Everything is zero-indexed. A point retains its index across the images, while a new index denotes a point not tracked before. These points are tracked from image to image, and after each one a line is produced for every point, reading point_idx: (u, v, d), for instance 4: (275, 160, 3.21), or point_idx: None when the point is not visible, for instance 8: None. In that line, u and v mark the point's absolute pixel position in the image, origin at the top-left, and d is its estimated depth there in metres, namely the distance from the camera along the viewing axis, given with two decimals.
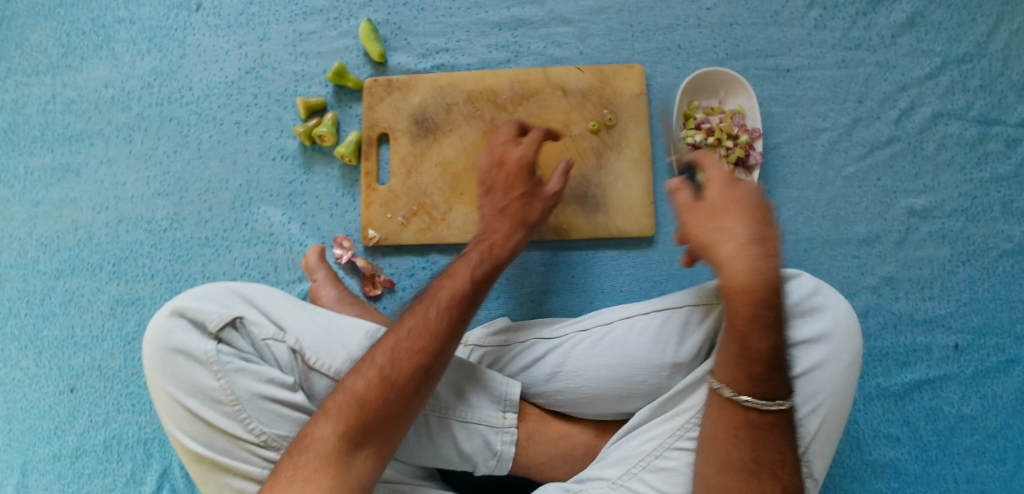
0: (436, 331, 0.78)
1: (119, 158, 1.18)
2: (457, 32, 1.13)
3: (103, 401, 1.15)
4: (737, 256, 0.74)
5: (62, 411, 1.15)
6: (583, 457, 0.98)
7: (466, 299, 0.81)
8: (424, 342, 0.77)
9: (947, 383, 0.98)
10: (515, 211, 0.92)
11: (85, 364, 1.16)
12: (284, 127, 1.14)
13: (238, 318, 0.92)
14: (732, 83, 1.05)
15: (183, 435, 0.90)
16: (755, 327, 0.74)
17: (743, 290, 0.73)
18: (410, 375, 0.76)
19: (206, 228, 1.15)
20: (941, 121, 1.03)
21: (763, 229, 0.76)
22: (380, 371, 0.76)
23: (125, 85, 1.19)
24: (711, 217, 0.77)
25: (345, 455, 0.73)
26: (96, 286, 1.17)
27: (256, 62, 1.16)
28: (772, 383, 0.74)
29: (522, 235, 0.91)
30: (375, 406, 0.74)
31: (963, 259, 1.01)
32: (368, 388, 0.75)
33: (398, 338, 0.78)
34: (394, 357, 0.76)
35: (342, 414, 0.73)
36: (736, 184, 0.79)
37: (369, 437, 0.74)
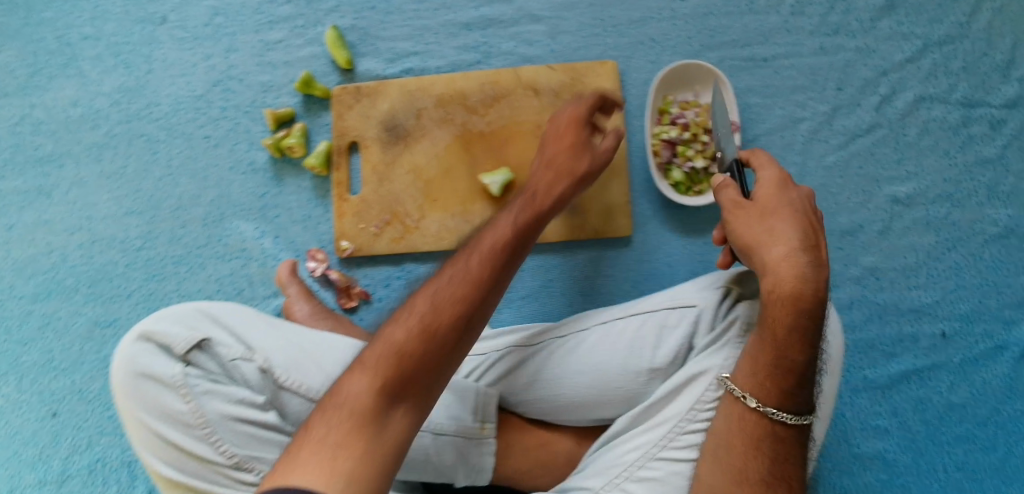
0: (482, 278, 0.71)
1: (90, 177, 1.16)
2: (426, 35, 1.10)
3: (86, 424, 1.14)
4: (785, 263, 0.78)
5: (45, 436, 1.14)
6: (565, 465, 0.97)
7: (511, 247, 0.74)
8: (470, 288, 0.70)
9: (936, 372, 0.95)
10: (565, 157, 0.85)
11: (66, 387, 1.15)
12: (253, 140, 1.12)
13: (204, 340, 0.92)
14: (707, 75, 1.02)
15: (155, 460, 0.89)
16: (792, 335, 0.77)
17: (789, 295, 0.77)
18: (453, 325, 0.68)
19: (179, 245, 1.13)
20: (924, 105, 0.99)
21: (812, 236, 0.80)
22: (423, 321, 0.68)
23: (93, 103, 1.17)
24: (763, 220, 0.81)
25: (382, 412, 0.64)
26: (74, 309, 1.16)
27: (223, 74, 1.13)
28: (800, 393, 0.78)
29: (570, 185, 0.83)
30: (416, 356, 0.66)
31: (948, 245, 0.97)
32: (411, 337, 0.67)
33: (439, 286, 0.70)
34: (436, 303, 0.69)
35: (379, 365, 0.66)
36: (788, 191, 0.82)
37: (407, 394, 0.66)
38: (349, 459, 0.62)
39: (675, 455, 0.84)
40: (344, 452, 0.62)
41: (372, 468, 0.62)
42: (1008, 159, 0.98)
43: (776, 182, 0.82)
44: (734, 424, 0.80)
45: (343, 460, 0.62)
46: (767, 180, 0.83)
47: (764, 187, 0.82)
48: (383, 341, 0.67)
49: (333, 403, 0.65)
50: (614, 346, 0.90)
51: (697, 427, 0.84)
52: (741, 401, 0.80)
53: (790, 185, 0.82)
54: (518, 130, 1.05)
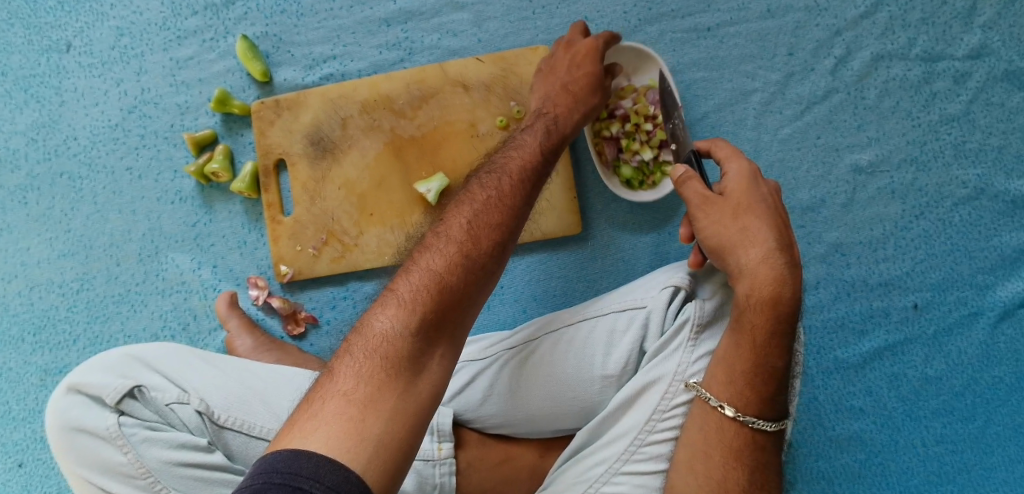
0: (510, 207, 0.70)
1: (17, 222, 1.11)
2: (343, 36, 1.02)
3: (54, 471, 1.12)
4: (765, 262, 0.73)
5: (14, 487, 1.12)
6: (529, 478, 0.91)
7: (536, 176, 0.74)
8: (504, 217, 0.68)
9: (909, 346, 0.90)
10: (582, 86, 0.85)
11: (28, 437, 1.12)
12: (177, 167, 1.06)
13: (137, 387, 0.85)
14: (637, 57, 0.93)
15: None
16: (771, 342, 0.73)
17: (770, 301, 0.72)
18: (489, 256, 0.66)
19: (118, 283, 1.09)
20: (882, 64, 0.91)
21: (785, 232, 0.75)
22: (461, 250, 0.65)
23: (9, 143, 1.11)
24: (737, 218, 0.74)
25: (423, 350, 0.60)
26: (22, 359, 1.12)
27: (137, 99, 1.07)
28: (778, 401, 0.74)
29: (584, 116, 0.84)
30: (456, 286, 0.63)
31: (916, 212, 0.90)
32: (451, 266, 0.63)
33: (474, 214, 0.68)
34: (473, 232, 0.66)
35: (420, 298, 0.61)
36: (761, 182, 0.76)
37: (442, 333, 0.62)
38: (382, 411, 0.57)
39: (639, 468, 0.79)
40: (376, 404, 0.57)
41: (406, 420, 0.58)
42: (974, 115, 0.91)
43: (748, 174, 0.75)
44: (708, 434, 0.75)
45: (373, 418, 0.57)
46: (738, 172, 0.76)
47: (735, 180, 0.75)
48: (419, 271, 0.63)
49: (366, 342, 0.60)
50: (565, 355, 0.85)
51: (658, 438, 0.79)
52: (719, 411, 0.74)
53: (762, 177, 0.76)
54: (451, 131, 0.98)
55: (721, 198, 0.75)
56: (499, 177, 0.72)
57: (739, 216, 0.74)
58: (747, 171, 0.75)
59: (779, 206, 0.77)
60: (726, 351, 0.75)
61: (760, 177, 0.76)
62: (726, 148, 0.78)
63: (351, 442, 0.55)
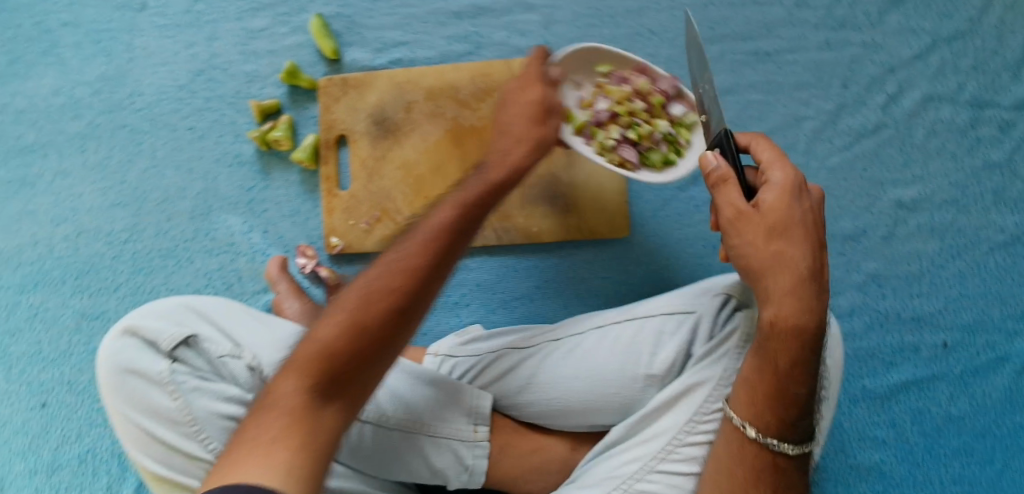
0: (425, 261, 0.68)
1: (73, 168, 1.14)
2: (414, 24, 1.06)
3: (75, 415, 1.14)
4: (792, 290, 0.70)
5: (35, 426, 1.14)
6: (560, 471, 0.95)
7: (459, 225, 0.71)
8: (408, 274, 0.66)
9: (935, 382, 0.94)
10: (527, 124, 0.82)
11: (56, 378, 1.15)
12: (239, 132, 1.09)
13: (192, 336, 0.88)
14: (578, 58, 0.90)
15: (140, 456, 0.86)
16: (799, 370, 0.71)
17: (797, 329, 0.70)
18: (388, 315, 0.64)
19: (166, 238, 1.11)
20: (931, 105, 0.96)
21: (818, 253, 0.72)
22: (350, 318, 0.64)
23: (74, 92, 1.13)
24: (772, 240, 0.71)
25: (318, 404, 0.61)
26: (61, 300, 1.14)
27: (206, 63, 1.10)
28: (799, 426, 0.73)
29: (526, 154, 0.80)
30: (344, 354, 0.62)
31: (953, 253, 0.95)
32: (341, 334, 0.63)
33: (379, 273, 0.67)
34: (373, 290, 0.65)
35: (309, 359, 0.62)
36: (799, 199, 0.72)
37: (340, 388, 0.62)
38: (287, 446, 0.57)
39: (674, 468, 0.82)
40: (277, 448, 0.57)
41: (309, 461, 0.58)
42: (1017, 164, 0.95)
43: (787, 189, 0.71)
44: (730, 444, 0.75)
45: (280, 454, 0.57)
46: (778, 187, 0.72)
47: (772, 196, 0.71)
48: (310, 339, 0.63)
49: (267, 401, 0.61)
50: (611, 352, 0.88)
51: (695, 440, 0.82)
52: (742, 430, 0.74)
53: (804, 194, 0.72)
54: None
55: (757, 214, 0.71)
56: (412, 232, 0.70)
57: (773, 237, 0.71)
58: (786, 186, 0.72)
59: (816, 224, 0.73)
60: (752, 370, 0.74)
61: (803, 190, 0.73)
62: (768, 156, 0.74)
63: (254, 481, 0.55)
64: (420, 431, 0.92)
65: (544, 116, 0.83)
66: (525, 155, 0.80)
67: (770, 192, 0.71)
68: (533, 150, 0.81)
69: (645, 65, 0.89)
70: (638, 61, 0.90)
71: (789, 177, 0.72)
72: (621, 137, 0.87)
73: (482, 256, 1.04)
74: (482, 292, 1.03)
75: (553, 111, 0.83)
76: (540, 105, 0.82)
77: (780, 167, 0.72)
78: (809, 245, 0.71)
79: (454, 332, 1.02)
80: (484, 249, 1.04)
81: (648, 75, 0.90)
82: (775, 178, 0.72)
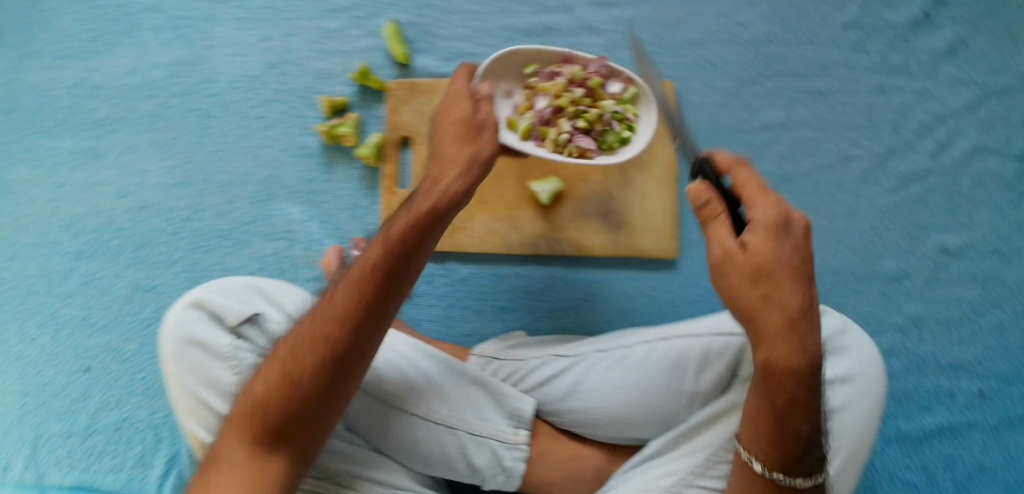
0: (344, 312, 0.72)
1: (142, 145, 1.18)
2: (484, 37, 1.09)
3: (117, 383, 1.17)
4: (784, 332, 0.70)
5: (75, 390, 1.17)
6: (594, 480, 0.98)
7: (381, 271, 0.73)
8: (327, 329, 0.72)
9: (970, 430, 0.97)
10: (453, 159, 0.79)
11: (101, 345, 1.18)
12: (306, 125, 1.13)
13: (257, 315, 0.92)
14: (504, 65, 0.92)
15: (195, 426, 0.89)
16: (799, 407, 0.71)
17: (792, 370, 0.70)
18: (309, 370, 0.71)
19: (225, 220, 1.15)
20: (980, 156, 0.99)
21: (805, 291, 0.71)
22: (284, 371, 0.72)
23: (150, 73, 1.18)
24: (758, 284, 0.70)
25: (258, 453, 0.71)
26: (116, 271, 1.18)
27: (279, 57, 1.15)
28: (807, 457, 0.74)
29: (455, 185, 0.78)
30: (277, 406, 0.71)
31: (994, 302, 0.98)
32: (271, 390, 0.72)
33: (304, 328, 0.73)
34: (297, 347, 0.73)
35: (241, 415, 0.72)
36: (782, 237, 0.71)
37: (279, 438, 0.72)
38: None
39: (709, 484, 0.86)
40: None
41: None
42: None
43: (767, 228, 0.71)
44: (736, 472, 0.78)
45: None
46: (760, 226, 0.71)
47: (758, 238, 0.71)
48: (246, 393, 0.73)
49: (218, 451, 0.73)
50: (657, 367, 0.92)
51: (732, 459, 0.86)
52: (747, 464, 0.76)
53: (787, 232, 0.71)
54: None
55: (744, 256, 0.71)
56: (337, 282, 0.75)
57: (760, 280, 0.70)
58: (769, 225, 0.71)
59: (802, 259, 0.72)
60: (754, 404, 0.74)
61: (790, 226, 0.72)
62: (751, 189, 0.74)
63: None
64: (461, 428, 0.95)
65: (469, 136, 0.81)
66: (461, 183, 0.78)
67: (753, 232, 0.71)
68: (466, 173, 0.78)
69: (570, 54, 0.92)
70: (561, 53, 0.93)
71: (771, 215, 0.71)
72: (571, 129, 0.90)
73: (530, 265, 1.08)
74: (530, 300, 1.08)
75: (482, 128, 0.82)
76: (465, 122, 0.82)
77: (764, 206, 0.71)
78: (797, 284, 0.71)
79: (498, 335, 1.06)
80: (534, 257, 1.08)
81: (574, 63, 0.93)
82: (756, 219, 0.71)
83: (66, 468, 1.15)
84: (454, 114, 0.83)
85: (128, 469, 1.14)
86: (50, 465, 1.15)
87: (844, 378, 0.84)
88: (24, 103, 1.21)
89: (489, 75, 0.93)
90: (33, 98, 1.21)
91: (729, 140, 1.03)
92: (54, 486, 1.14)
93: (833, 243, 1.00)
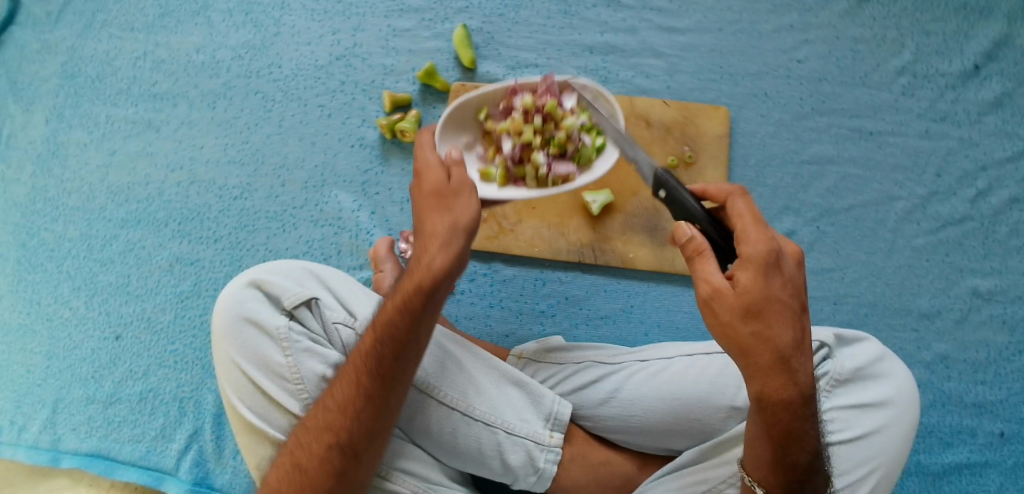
0: (352, 403, 0.74)
1: (199, 121, 1.20)
2: (549, 50, 1.14)
3: (147, 353, 1.13)
4: (776, 368, 0.70)
5: (103, 357, 1.13)
6: (622, 486, 0.99)
7: (379, 359, 0.74)
8: (335, 420, 0.74)
9: (988, 470, 0.98)
10: (431, 227, 0.76)
11: (135, 313, 1.15)
12: (367, 117, 1.17)
13: (313, 299, 0.94)
14: (455, 120, 0.89)
15: (241, 406, 0.90)
16: (798, 437, 0.72)
17: (785, 404, 0.71)
18: (321, 460, 0.73)
19: (275, 202, 1.16)
20: (1016, 206, 1.04)
21: (797, 325, 0.72)
22: (290, 461, 0.74)
23: (216, 53, 1.21)
24: (749, 322, 0.71)
25: None
26: (159, 242, 1.17)
27: (347, 50, 1.19)
28: (811, 484, 0.74)
29: (440, 256, 0.74)
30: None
31: (1020, 348, 1.02)
32: (276, 478, 0.73)
33: (310, 419, 0.75)
34: (306, 439, 0.74)
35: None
36: (772, 274, 0.72)
37: None
38: None
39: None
40: None
41: None
42: None
43: (758, 264, 0.71)
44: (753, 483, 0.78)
45: None
46: (752, 260, 0.72)
47: (746, 275, 0.71)
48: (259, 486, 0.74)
49: None
50: (698, 379, 0.94)
51: None
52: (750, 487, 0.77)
53: (777, 268, 0.71)
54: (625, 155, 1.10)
55: (733, 293, 0.71)
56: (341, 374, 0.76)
57: (751, 318, 0.71)
58: (759, 260, 0.72)
59: (794, 293, 0.73)
60: (754, 433, 0.75)
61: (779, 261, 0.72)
62: (742, 220, 0.74)
63: None
64: (499, 427, 0.94)
65: (443, 203, 0.76)
66: (444, 254, 0.74)
67: (745, 268, 0.71)
68: (448, 244, 0.75)
69: (515, 84, 0.87)
70: (507, 87, 0.87)
71: (763, 249, 0.72)
72: (542, 159, 0.85)
73: (573, 272, 1.11)
74: (570, 306, 1.10)
75: (457, 192, 0.77)
76: (437, 193, 0.77)
77: (755, 241, 0.72)
78: (786, 320, 0.71)
79: (535, 338, 1.07)
80: (579, 265, 1.11)
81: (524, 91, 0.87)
82: (748, 254, 0.72)
83: (84, 435, 1.10)
84: (427, 181, 0.78)
85: (147, 440, 1.09)
86: (66, 431, 1.10)
87: (881, 403, 0.85)
88: (86, 70, 1.23)
89: (446, 135, 0.88)
90: (96, 66, 1.23)
91: (778, 169, 1.08)
92: (68, 453, 1.08)
93: (870, 276, 1.04)
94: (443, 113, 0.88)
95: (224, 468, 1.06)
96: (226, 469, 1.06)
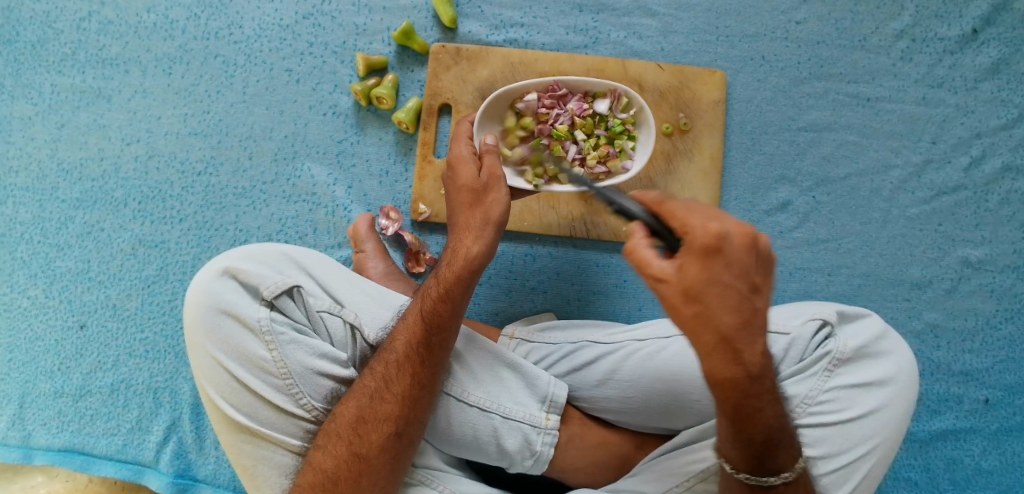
0: (405, 391, 0.79)
1: (154, 89, 1.10)
2: (535, 8, 1.07)
3: (114, 343, 1.06)
4: (713, 349, 0.64)
5: (68, 348, 1.06)
6: (619, 466, 0.93)
7: (426, 346, 0.80)
8: (391, 408, 0.79)
9: (971, 435, 1.01)
10: (473, 222, 0.84)
11: (99, 301, 1.07)
12: (339, 83, 1.08)
13: (295, 287, 0.83)
14: (490, 115, 0.95)
15: (225, 404, 0.80)
16: (749, 415, 0.66)
17: (731, 384, 0.64)
18: (378, 446, 0.78)
19: (244, 177, 1.08)
20: (1009, 174, 1.04)
21: (745, 306, 0.64)
22: (350, 448, 0.78)
23: (169, 13, 1.10)
24: (688, 305, 0.64)
25: None
26: (118, 223, 1.08)
27: (315, 8, 1.09)
28: (773, 459, 0.68)
29: (481, 246, 0.83)
30: (346, 482, 0.77)
31: (1006, 316, 1.03)
32: (339, 465, 0.77)
33: (361, 407, 0.79)
34: (365, 426, 0.79)
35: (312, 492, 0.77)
36: (715, 258, 0.64)
37: None
38: None
39: None
40: None
41: None
42: None
43: (698, 250, 0.64)
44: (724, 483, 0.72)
45: None
46: (691, 246, 0.64)
47: (682, 257, 0.64)
48: (311, 470, 0.78)
49: None
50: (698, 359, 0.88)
51: None
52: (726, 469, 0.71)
53: (720, 251, 0.63)
54: None
55: (672, 277, 0.64)
56: (387, 362, 0.81)
57: (690, 301, 0.64)
58: (700, 245, 0.64)
59: (741, 274, 0.64)
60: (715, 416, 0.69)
61: (725, 244, 0.64)
62: (685, 205, 0.66)
63: None
64: (495, 413, 0.87)
65: (476, 199, 0.85)
66: (479, 243, 0.83)
67: (683, 253, 0.64)
68: (481, 235, 0.83)
69: (554, 85, 0.93)
70: (543, 84, 0.94)
71: (705, 233, 0.63)
72: (605, 110, 0.93)
73: (564, 246, 1.07)
74: (560, 282, 1.07)
75: (488, 187, 0.85)
76: (472, 190, 0.85)
77: (696, 225, 0.64)
78: (730, 301, 0.64)
79: (524, 318, 1.03)
80: (570, 239, 1.07)
81: (559, 91, 0.94)
82: (687, 239, 0.64)
83: (55, 430, 1.04)
84: (461, 176, 0.86)
85: (122, 433, 1.04)
86: (36, 426, 1.05)
87: (884, 382, 0.82)
88: (25, 34, 1.10)
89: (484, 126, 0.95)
90: (36, 29, 1.10)
91: (774, 136, 1.05)
92: (39, 450, 1.04)
93: (864, 247, 1.04)
94: (483, 107, 0.93)
95: (206, 460, 1.02)
96: (209, 460, 1.02)
